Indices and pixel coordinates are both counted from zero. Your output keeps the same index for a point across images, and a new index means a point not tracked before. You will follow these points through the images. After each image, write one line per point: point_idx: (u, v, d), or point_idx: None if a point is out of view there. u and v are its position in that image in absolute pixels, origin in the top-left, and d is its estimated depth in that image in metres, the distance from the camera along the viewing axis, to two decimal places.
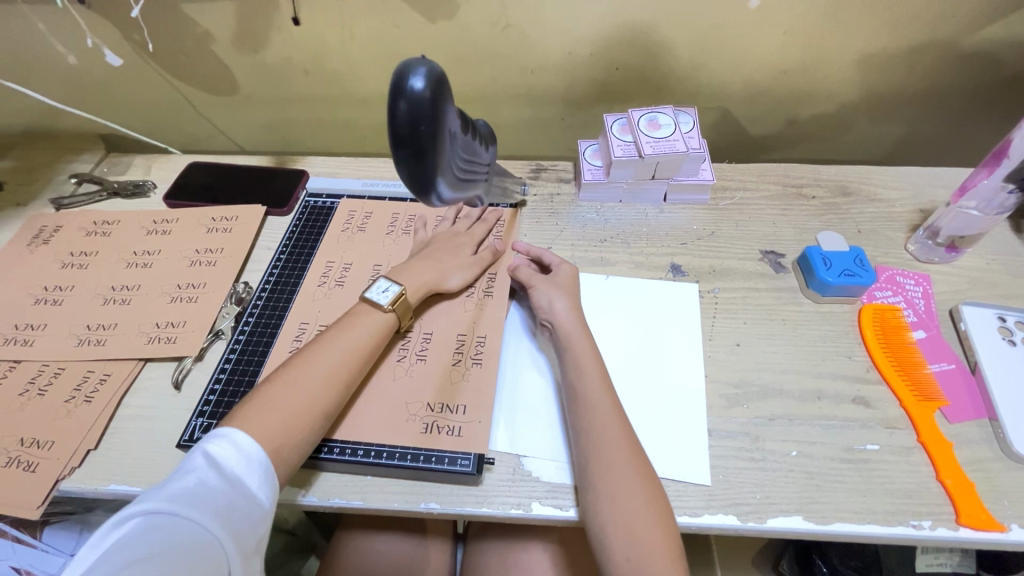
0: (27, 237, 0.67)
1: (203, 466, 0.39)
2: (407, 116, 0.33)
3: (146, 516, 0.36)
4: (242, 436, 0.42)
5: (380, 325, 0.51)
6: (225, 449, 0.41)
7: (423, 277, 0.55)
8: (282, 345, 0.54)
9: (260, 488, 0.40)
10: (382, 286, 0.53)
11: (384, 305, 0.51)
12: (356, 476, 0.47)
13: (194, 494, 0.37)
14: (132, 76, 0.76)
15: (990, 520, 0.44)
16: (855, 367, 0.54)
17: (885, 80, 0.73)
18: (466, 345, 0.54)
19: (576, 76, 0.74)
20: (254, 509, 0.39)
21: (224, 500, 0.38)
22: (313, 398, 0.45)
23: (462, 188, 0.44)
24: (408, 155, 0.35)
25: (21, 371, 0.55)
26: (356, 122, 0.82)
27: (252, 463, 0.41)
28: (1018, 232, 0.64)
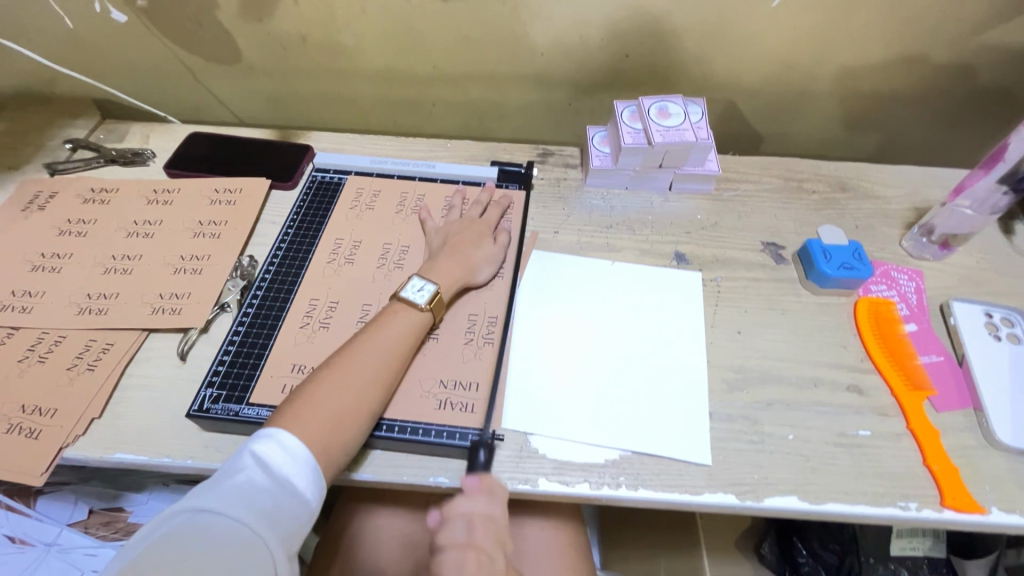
0: (21, 202, 0.65)
1: (252, 467, 0.40)
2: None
3: (197, 513, 0.36)
4: (288, 438, 0.41)
5: (414, 325, 0.50)
6: (272, 449, 0.41)
7: (451, 271, 0.54)
8: (293, 320, 0.54)
9: (307, 489, 0.41)
10: (417, 285, 0.52)
11: (421, 304, 0.51)
12: (368, 451, 0.48)
13: (245, 496, 0.38)
14: (129, 40, 0.74)
15: (972, 503, 0.47)
16: (850, 357, 0.56)
17: (887, 80, 0.75)
18: (478, 324, 0.54)
19: (586, 62, 0.74)
20: (301, 512, 0.40)
21: (271, 502, 0.38)
22: (358, 396, 0.45)
23: None
24: None
25: (20, 338, 0.54)
26: (361, 99, 0.81)
27: (301, 465, 0.41)
28: (1006, 233, 0.66)
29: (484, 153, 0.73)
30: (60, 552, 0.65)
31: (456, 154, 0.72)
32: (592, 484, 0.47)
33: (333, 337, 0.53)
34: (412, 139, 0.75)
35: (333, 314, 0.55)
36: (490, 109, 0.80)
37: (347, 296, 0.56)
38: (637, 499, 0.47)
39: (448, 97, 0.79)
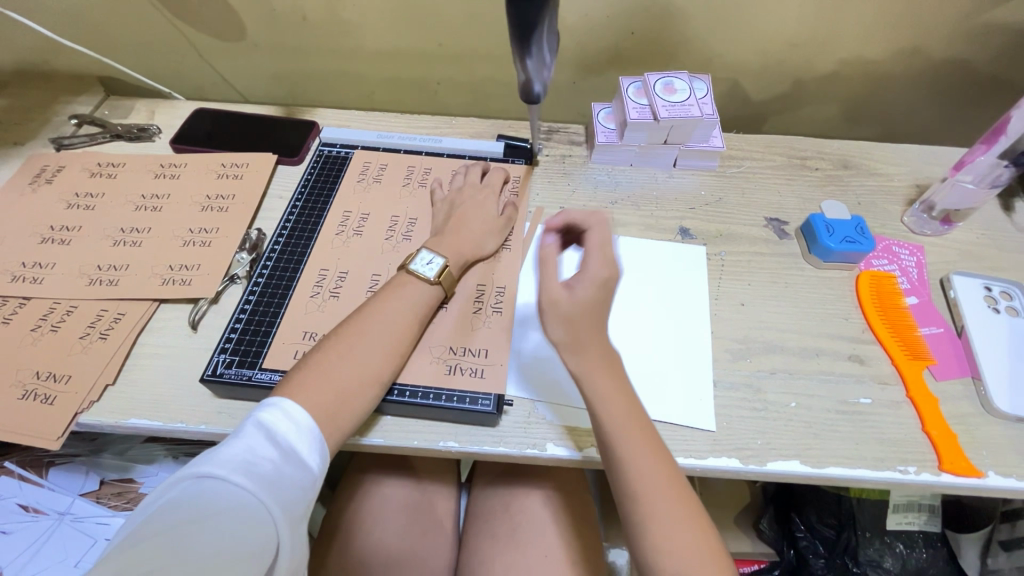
0: (28, 176, 0.65)
1: (256, 435, 0.40)
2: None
3: (201, 480, 0.36)
4: (294, 407, 0.42)
5: (424, 297, 0.51)
6: (278, 417, 0.41)
7: (458, 246, 0.55)
8: (303, 290, 0.55)
9: (310, 456, 0.41)
10: (426, 258, 0.52)
11: (430, 277, 0.51)
12: (377, 416, 0.49)
13: (248, 463, 0.38)
14: (132, 15, 0.73)
15: (969, 467, 0.48)
16: (852, 328, 0.57)
17: (892, 58, 0.75)
18: (486, 295, 0.55)
19: (592, 39, 0.74)
20: (304, 479, 0.40)
21: (275, 469, 0.38)
22: (365, 365, 0.46)
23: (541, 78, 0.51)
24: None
25: (31, 308, 0.54)
26: (366, 76, 0.81)
27: (306, 434, 0.41)
28: (1007, 210, 0.67)
29: (489, 130, 0.73)
30: (74, 521, 0.62)
31: (462, 131, 0.72)
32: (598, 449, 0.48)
33: (343, 306, 0.54)
34: (417, 116, 0.75)
35: (342, 284, 0.55)
36: (494, 87, 0.80)
37: (356, 267, 0.57)
38: None
39: (453, 75, 0.79)
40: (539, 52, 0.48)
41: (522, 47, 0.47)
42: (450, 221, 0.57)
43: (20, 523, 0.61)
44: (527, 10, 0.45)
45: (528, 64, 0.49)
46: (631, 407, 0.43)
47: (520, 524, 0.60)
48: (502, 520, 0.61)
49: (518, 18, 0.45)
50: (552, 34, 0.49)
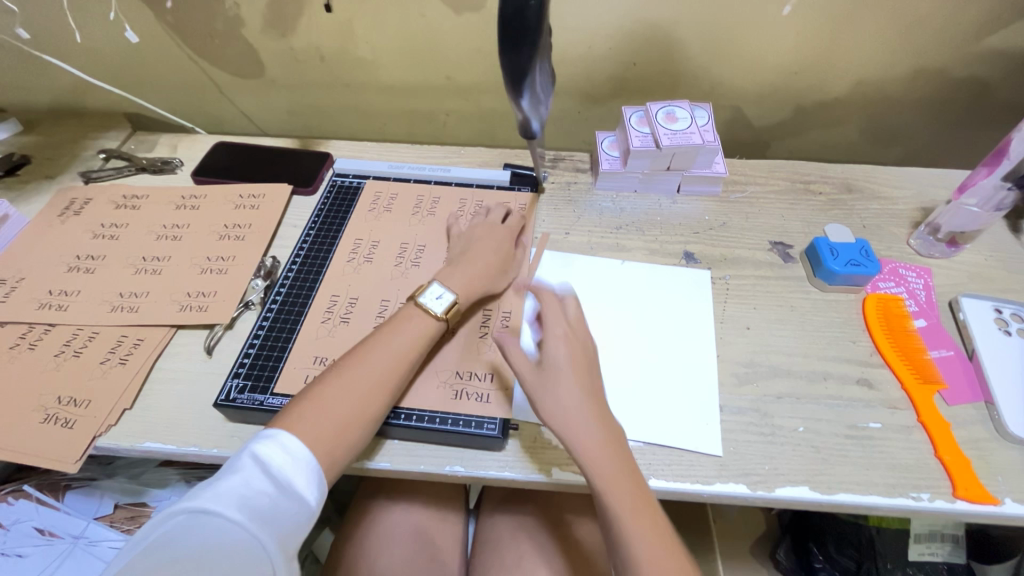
0: (57, 208, 0.68)
1: (251, 467, 0.40)
2: (516, 6, 0.43)
3: (196, 514, 0.37)
4: (289, 440, 0.42)
5: (429, 329, 0.51)
6: (274, 450, 0.41)
7: (463, 279, 0.55)
8: (314, 316, 0.56)
9: (306, 490, 0.41)
10: (436, 292, 0.53)
11: (439, 312, 0.52)
12: (382, 441, 0.50)
13: (242, 497, 0.38)
14: (160, 57, 0.78)
15: (985, 494, 0.47)
16: (859, 352, 0.56)
17: (892, 85, 0.76)
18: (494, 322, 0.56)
19: (596, 71, 0.76)
20: (299, 513, 0.40)
21: (269, 503, 0.39)
22: (367, 399, 0.46)
23: (536, 111, 0.53)
24: (512, 50, 0.45)
25: (56, 334, 0.56)
26: (378, 109, 0.84)
27: (300, 467, 0.41)
28: (1015, 231, 0.66)
29: (496, 159, 0.75)
30: (88, 545, 0.62)
31: (469, 160, 0.75)
32: None
33: (352, 332, 0.55)
34: (427, 147, 0.78)
35: (351, 310, 0.57)
36: (502, 118, 0.83)
37: (366, 293, 0.58)
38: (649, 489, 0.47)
39: (462, 106, 0.82)
40: (531, 94, 0.50)
41: (515, 92, 0.49)
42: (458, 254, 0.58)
43: (34, 546, 0.61)
44: (519, 56, 0.46)
45: (522, 104, 0.51)
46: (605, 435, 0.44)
47: (528, 551, 0.60)
48: (510, 547, 0.61)
49: (511, 64, 0.47)
50: (541, 72, 0.51)
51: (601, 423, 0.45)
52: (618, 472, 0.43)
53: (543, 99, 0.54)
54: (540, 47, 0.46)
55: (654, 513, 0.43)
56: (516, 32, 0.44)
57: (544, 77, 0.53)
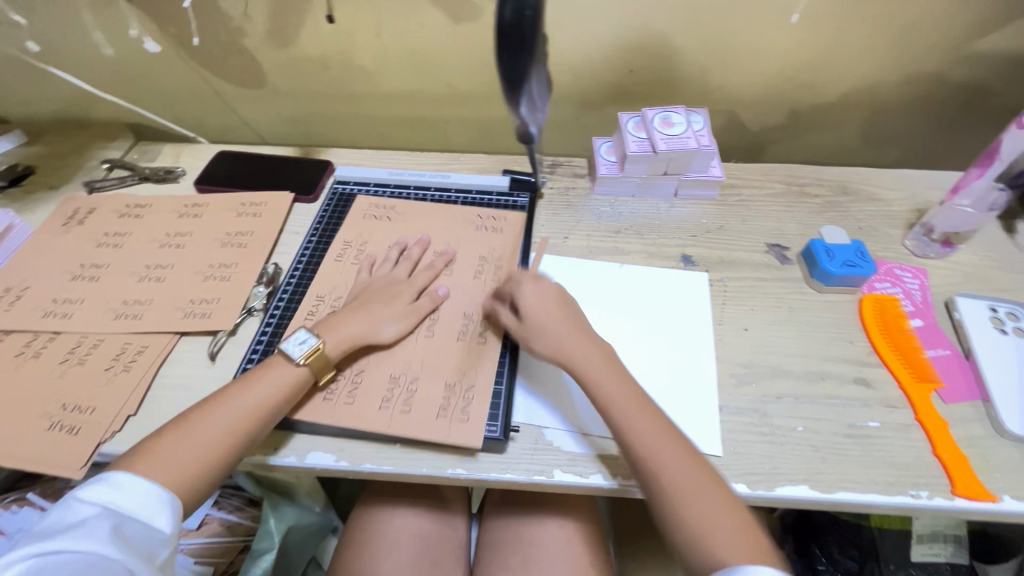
0: (62, 217, 0.69)
1: (94, 505, 0.40)
2: (513, 15, 0.44)
3: (45, 557, 0.37)
4: (125, 475, 0.42)
5: (288, 380, 0.50)
6: (104, 492, 0.41)
7: (351, 327, 0.53)
8: (298, 316, 0.58)
9: (155, 514, 0.41)
10: (300, 339, 0.52)
11: (299, 359, 0.50)
12: (291, 434, 0.51)
13: (87, 529, 0.39)
14: (163, 68, 0.79)
15: (983, 491, 0.47)
16: (857, 351, 0.57)
17: (884, 88, 0.77)
18: (451, 400, 0.51)
19: (593, 77, 0.77)
20: (146, 532, 0.41)
21: (117, 533, 0.39)
22: (218, 445, 0.45)
23: (534, 115, 0.55)
24: (510, 57, 0.46)
25: (61, 342, 0.57)
26: (378, 118, 0.85)
27: (146, 496, 0.42)
28: (1009, 232, 0.67)
29: (495, 165, 0.76)
30: None
31: (469, 167, 0.76)
32: (605, 475, 0.48)
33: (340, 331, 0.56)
34: (426, 154, 0.79)
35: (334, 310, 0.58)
36: (501, 125, 0.84)
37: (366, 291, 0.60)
38: None
39: (461, 114, 0.83)
40: (529, 98, 0.52)
41: (513, 98, 0.51)
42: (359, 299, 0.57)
43: None
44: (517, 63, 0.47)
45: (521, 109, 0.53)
46: (641, 405, 0.48)
47: (530, 553, 0.60)
48: (513, 550, 0.61)
49: (509, 71, 0.48)
50: (538, 77, 0.52)
51: (629, 403, 0.48)
52: (660, 438, 0.46)
53: (540, 105, 0.55)
54: (537, 54, 0.48)
55: (703, 470, 0.45)
56: (513, 40, 0.46)
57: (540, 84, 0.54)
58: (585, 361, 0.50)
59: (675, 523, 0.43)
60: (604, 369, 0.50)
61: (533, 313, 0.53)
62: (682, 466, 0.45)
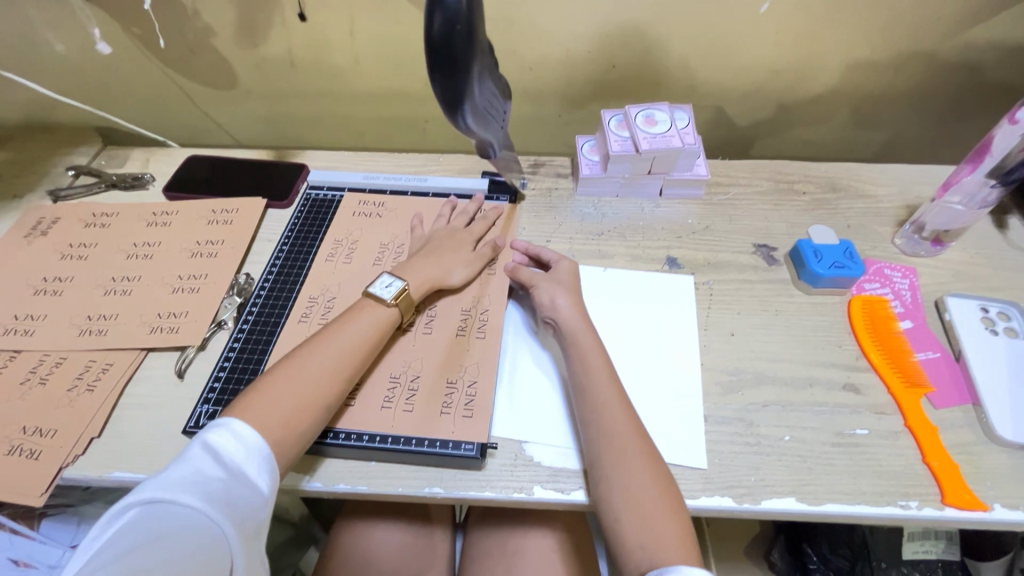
0: (25, 228, 0.67)
1: (203, 455, 0.40)
2: (443, 28, 0.41)
3: (151, 505, 0.37)
4: (242, 427, 0.42)
5: (383, 318, 0.51)
6: (224, 439, 0.41)
7: (425, 272, 0.56)
8: (291, 319, 0.56)
9: (260, 476, 0.41)
10: (386, 281, 0.54)
11: (388, 299, 0.52)
12: (318, 459, 0.49)
13: (194, 482, 0.38)
14: (130, 69, 0.76)
15: (973, 500, 0.46)
16: (845, 356, 0.55)
17: (873, 81, 0.76)
18: (456, 396, 0.51)
19: (575, 73, 0.75)
20: (252, 498, 0.40)
21: (222, 487, 0.39)
22: (325, 383, 0.46)
23: (485, 127, 0.52)
24: (447, 73, 0.44)
25: (22, 361, 0.55)
26: (355, 118, 0.82)
27: (254, 454, 0.41)
28: (1000, 228, 0.66)
29: (476, 166, 0.74)
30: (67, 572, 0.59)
31: (449, 168, 0.73)
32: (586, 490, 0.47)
33: None
34: (404, 155, 0.76)
35: (329, 311, 0.57)
36: None
37: (343, 293, 0.58)
38: None
39: (440, 113, 0.81)
40: (475, 112, 0.49)
41: (458, 115, 0.48)
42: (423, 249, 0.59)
43: None
44: (454, 79, 0.44)
45: (467, 125, 0.50)
46: (615, 396, 0.48)
47: (515, 566, 0.59)
48: (498, 563, 0.59)
49: (445, 89, 0.45)
50: (483, 88, 0.49)
51: (606, 392, 0.48)
52: (623, 430, 0.46)
53: (490, 117, 0.52)
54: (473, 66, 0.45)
55: (658, 470, 0.45)
56: (445, 57, 0.43)
57: (487, 96, 0.51)
58: (588, 358, 0.50)
59: (614, 520, 0.43)
60: (602, 371, 0.49)
61: (561, 316, 0.53)
62: (637, 461, 0.45)
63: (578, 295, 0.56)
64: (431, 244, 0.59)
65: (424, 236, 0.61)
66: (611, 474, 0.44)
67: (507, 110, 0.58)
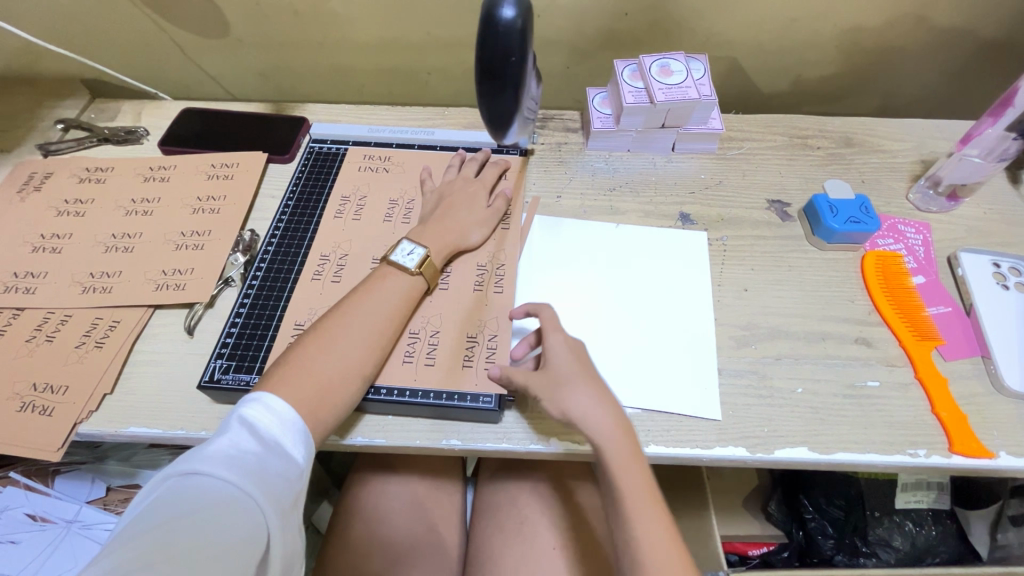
0: (17, 183, 0.64)
1: (237, 429, 0.39)
2: (500, 45, 0.41)
3: (183, 475, 0.35)
4: (275, 400, 0.41)
5: (407, 288, 0.50)
6: (259, 412, 0.40)
7: (443, 237, 0.55)
8: (304, 277, 0.55)
9: (295, 449, 0.40)
10: (406, 249, 0.52)
11: (411, 267, 0.51)
12: (360, 416, 0.49)
13: (228, 455, 0.37)
14: (113, 16, 0.72)
15: (980, 448, 0.47)
16: (858, 311, 0.56)
17: (895, 32, 0.73)
18: (476, 349, 0.51)
19: (586, 21, 0.71)
20: (289, 470, 0.38)
21: (258, 458, 0.37)
22: (357, 351, 0.46)
23: (522, 126, 0.54)
24: (497, 94, 0.44)
25: (26, 319, 0.54)
26: (355, 69, 0.79)
27: (290, 428, 0.40)
28: (1014, 183, 0.65)
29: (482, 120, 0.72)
30: (82, 529, 0.60)
31: (455, 122, 0.71)
32: None
33: (341, 290, 0.54)
34: (408, 108, 0.74)
35: (342, 268, 0.56)
36: None
37: (355, 250, 0.57)
38: (649, 454, 0.47)
39: (444, 64, 0.77)
40: (515, 128, 0.49)
41: (500, 131, 0.48)
42: (437, 210, 0.57)
43: (28, 532, 0.60)
44: (500, 103, 0.45)
45: (509, 134, 0.50)
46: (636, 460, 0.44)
47: (526, 515, 0.60)
48: (510, 515, 0.61)
49: (490, 110, 0.45)
50: (529, 90, 0.49)
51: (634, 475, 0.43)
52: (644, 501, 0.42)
53: (526, 116, 0.53)
54: (523, 83, 0.45)
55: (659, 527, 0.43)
56: (496, 81, 0.43)
57: (529, 101, 0.52)
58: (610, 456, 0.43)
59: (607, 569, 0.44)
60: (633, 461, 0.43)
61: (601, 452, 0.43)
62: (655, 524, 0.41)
63: (595, 382, 0.46)
64: (448, 203, 0.58)
65: (436, 192, 0.59)
66: (614, 488, 0.43)
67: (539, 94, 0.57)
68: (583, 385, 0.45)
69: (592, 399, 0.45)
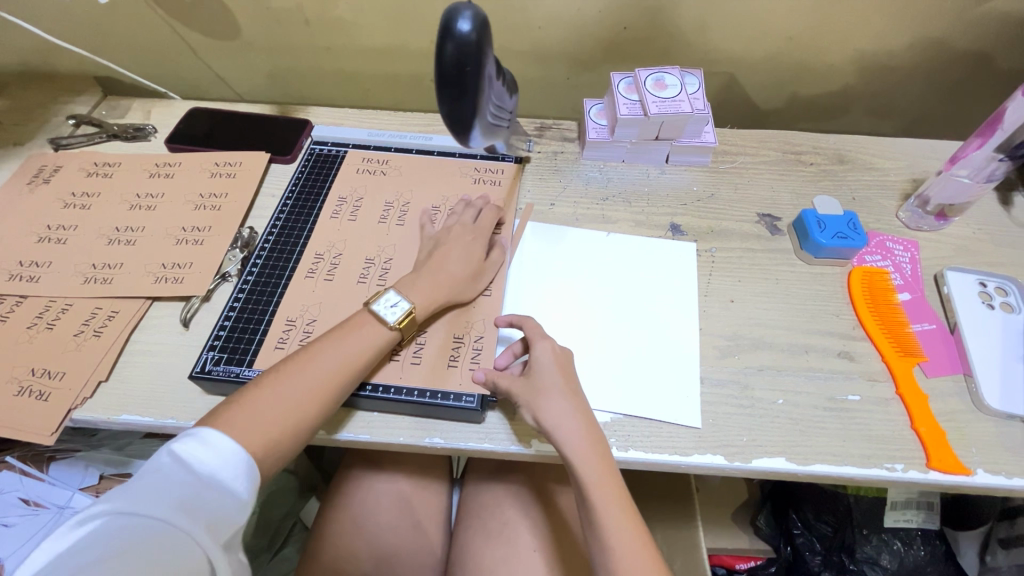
0: (27, 175, 0.66)
1: (179, 468, 0.38)
2: (455, 55, 0.43)
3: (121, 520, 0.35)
4: (221, 439, 0.40)
5: (381, 341, 0.49)
6: (203, 450, 0.39)
7: (434, 292, 0.52)
8: (297, 275, 0.57)
9: (241, 483, 0.40)
10: (391, 300, 0.50)
11: (391, 322, 0.49)
12: (347, 411, 0.50)
13: (170, 500, 0.37)
14: (128, 17, 0.74)
15: (957, 465, 0.47)
16: (843, 325, 0.56)
17: (891, 52, 0.74)
18: (462, 350, 0.52)
19: (586, 34, 0.73)
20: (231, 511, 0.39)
21: (200, 497, 0.38)
22: (311, 401, 0.45)
23: (491, 133, 0.57)
24: (455, 100, 0.46)
25: (28, 306, 0.55)
26: (360, 74, 0.81)
27: (235, 465, 0.40)
28: (1005, 205, 0.66)
29: None
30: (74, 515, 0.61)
31: None
32: None
33: (333, 289, 0.56)
34: (409, 114, 0.75)
35: (335, 267, 0.57)
36: None
37: (349, 250, 0.59)
38: (627, 459, 0.48)
39: None
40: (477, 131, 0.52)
41: (462, 133, 0.51)
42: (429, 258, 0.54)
43: (21, 516, 0.60)
44: (460, 108, 0.47)
45: (473, 136, 0.53)
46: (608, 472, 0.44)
47: (508, 517, 0.61)
48: (493, 517, 0.61)
49: (451, 114, 0.48)
50: (494, 93, 0.52)
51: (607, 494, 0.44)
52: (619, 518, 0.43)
53: (494, 120, 0.55)
54: (481, 91, 0.47)
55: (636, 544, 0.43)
56: (453, 88, 0.45)
57: (495, 105, 0.54)
58: (585, 474, 0.44)
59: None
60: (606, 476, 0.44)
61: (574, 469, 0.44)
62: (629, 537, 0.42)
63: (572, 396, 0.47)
64: (441, 246, 0.56)
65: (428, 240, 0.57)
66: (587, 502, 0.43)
67: (514, 103, 0.61)
68: (557, 397, 0.46)
69: (566, 410, 0.45)
